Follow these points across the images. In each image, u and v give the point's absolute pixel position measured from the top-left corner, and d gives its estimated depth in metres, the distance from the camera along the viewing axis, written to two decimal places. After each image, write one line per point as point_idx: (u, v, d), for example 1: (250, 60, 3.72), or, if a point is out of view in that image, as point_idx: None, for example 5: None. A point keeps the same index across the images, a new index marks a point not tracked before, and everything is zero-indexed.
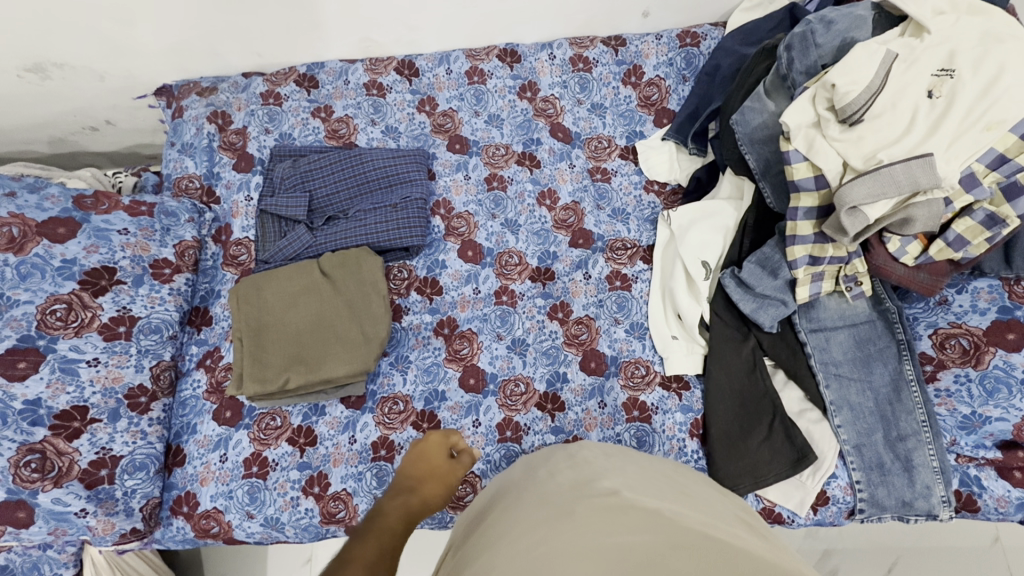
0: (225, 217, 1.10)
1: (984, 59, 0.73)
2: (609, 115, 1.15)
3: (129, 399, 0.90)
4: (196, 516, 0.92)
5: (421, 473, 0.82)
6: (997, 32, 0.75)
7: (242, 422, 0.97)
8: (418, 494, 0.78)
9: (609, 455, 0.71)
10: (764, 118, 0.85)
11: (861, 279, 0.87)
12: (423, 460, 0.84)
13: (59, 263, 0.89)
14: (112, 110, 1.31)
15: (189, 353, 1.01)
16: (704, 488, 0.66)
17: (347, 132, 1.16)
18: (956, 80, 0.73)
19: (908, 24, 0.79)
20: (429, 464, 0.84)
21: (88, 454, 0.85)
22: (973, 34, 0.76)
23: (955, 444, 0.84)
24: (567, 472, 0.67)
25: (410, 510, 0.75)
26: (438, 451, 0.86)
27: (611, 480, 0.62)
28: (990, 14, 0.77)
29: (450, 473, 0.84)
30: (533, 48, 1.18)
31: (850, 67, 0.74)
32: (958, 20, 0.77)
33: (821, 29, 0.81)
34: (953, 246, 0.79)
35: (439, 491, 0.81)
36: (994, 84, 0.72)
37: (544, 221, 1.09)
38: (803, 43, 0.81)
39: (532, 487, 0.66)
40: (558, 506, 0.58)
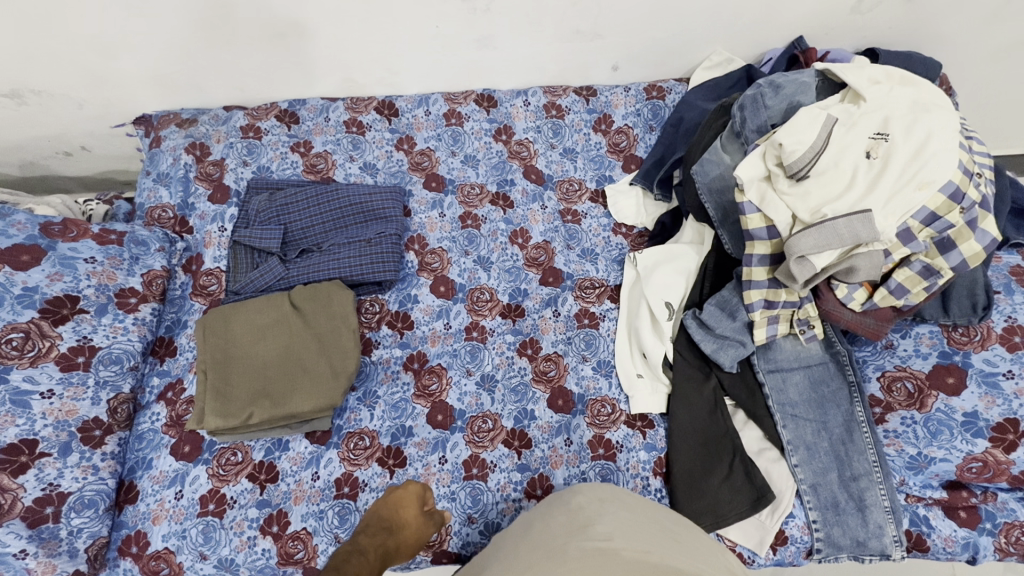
0: (196, 246, 1.10)
1: (915, 125, 0.80)
2: (580, 160, 1.20)
3: (83, 432, 0.87)
4: (146, 557, 0.88)
5: (395, 523, 0.83)
6: (925, 101, 0.82)
7: (201, 457, 0.95)
8: (392, 539, 0.82)
9: (604, 496, 0.72)
10: (720, 170, 0.91)
11: (813, 323, 0.91)
12: (400, 510, 0.85)
13: (19, 291, 0.87)
14: (88, 137, 1.31)
15: (150, 385, 0.99)
16: (689, 534, 0.68)
17: (325, 167, 1.18)
18: (890, 144, 0.79)
19: (847, 91, 0.88)
20: (406, 516, 0.84)
21: (34, 490, 0.81)
22: (904, 102, 0.83)
23: (903, 484, 0.88)
24: (563, 515, 0.69)
25: (384, 553, 0.82)
26: (416, 503, 0.86)
27: (598, 528, 0.64)
28: (919, 85, 0.85)
29: (423, 522, 0.85)
30: (509, 95, 1.24)
31: (795, 129, 0.80)
32: (891, 89, 0.84)
33: (770, 92, 0.88)
34: (895, 294, 0.84)
35: (411, 540, 0.83)
36: (924, 148, 0.78)
37: (516, 259, 1.12)
38: (755, 104, 0.88)
39: (529, 532, 0.69)
40: (546, 557, 0.61)
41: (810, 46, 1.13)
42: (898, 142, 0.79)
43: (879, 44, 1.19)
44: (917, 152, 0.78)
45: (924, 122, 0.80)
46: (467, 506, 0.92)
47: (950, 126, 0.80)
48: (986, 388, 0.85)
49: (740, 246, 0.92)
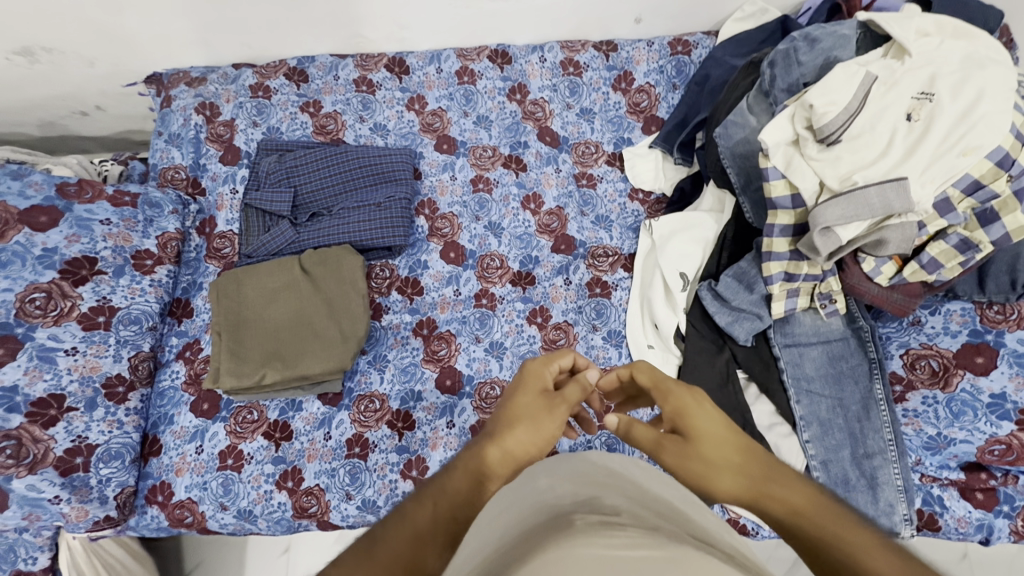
0: (209, 209, 1.11)
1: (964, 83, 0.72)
2: (598, 121, 1.15)
3: (106, 389, 0.91)
4: (171, 506, 0.94)
5: (507, 418, 0.56)
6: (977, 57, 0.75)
7: (219, 415, 0.98)
8: (512, 436, 0.53)
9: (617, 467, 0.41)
10: (745, 133, 0.85)
11: (836, 298, 0.87)
12: (521, 405, 0.57)
13: (40, 252, 0.89)
14: (102, 96, 1.31)
15: (169, 344, 1.02)
16: (722, 514, 0.38)
17: (335, 128, 1.16)
18: (935, 104, 0.73)
19: (891, 45, 0.80)
20: (521, 406, 0.57)
21: (64, 442, 0.86)
22: (955, 58, 0.75)
23: (919, 464, 0.85)
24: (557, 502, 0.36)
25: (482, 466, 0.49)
26: (530, 389, 0.61)
27: (611, 493, 0.36)
28: (974, 39, 0.76)
29: (553, 412, 0.57)
30: (524, 50, 1.17)
31: (828, 89, 0.74)
32: (941, 43, 0.77)
33: (805, 47, 0.82)
34: (927, 268, 0.79)
35: (530, 439, 0.53)
36: (974, 108, 0.71)
37: (527, 226, 1.09)
38: (786, 60, 0.82)
39: (504, 497, 0.41)
40: (507, 520, 0.36)
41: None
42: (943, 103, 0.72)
43: None
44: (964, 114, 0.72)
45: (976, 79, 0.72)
46: None
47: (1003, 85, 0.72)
48: (1017, 369, 0.82)
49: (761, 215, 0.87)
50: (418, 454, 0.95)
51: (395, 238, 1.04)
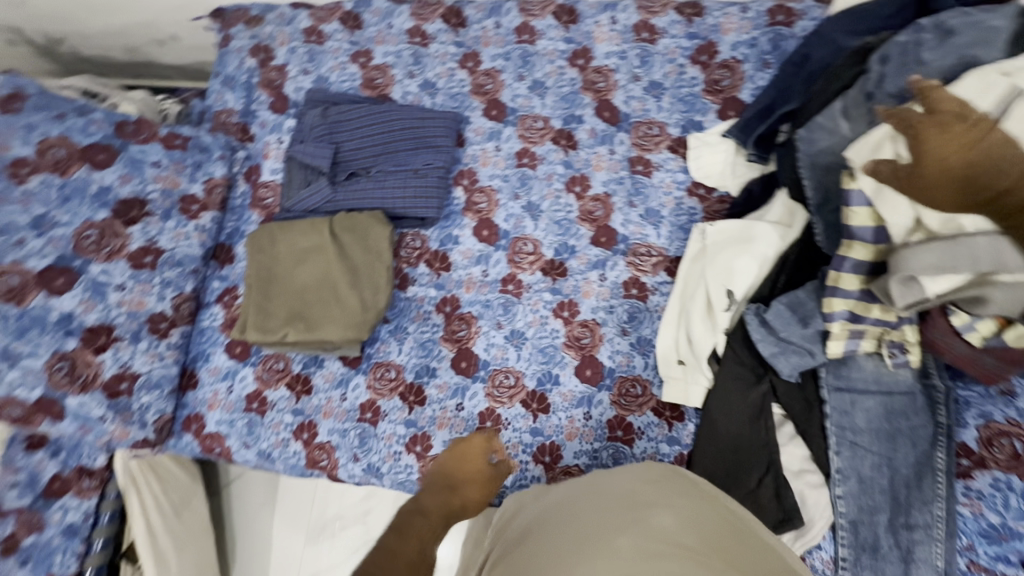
0: (256, 156, 1.11)
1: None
2: (667, 98, 1.01)
3: (151, 324, 0.98)
4: (202, 436, 1.02)
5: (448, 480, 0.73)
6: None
7: (249, 359, 1.04)
8: (456, 498, 0.71)
9: (651, 479, 0.62)
10: (832, 141, 0.73)
11: (910, 349, 0.75)
12: (468, 476, 0.74)
13: (96, 190, 0.94)
14: (174, 26, 1.33)
15: (211, 287, 1.08)
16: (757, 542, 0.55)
17: (383, 82, 1.10)
18: None
19: None
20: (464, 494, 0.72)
21: (112, 367, 0.94)
22: None
23: (970, 549, 0.72)
24: (610, 497, 0.60)
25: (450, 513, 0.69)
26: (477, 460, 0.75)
27: (654, 517, 0.55)
28: None
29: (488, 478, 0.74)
30: (594, 9, 1.04)
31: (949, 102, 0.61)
32: None
33: (932, 42, 0.68)
34: None
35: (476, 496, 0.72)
36: None
37: (569, 211, 1.00)
38: (902, 57, 0.69)
39: (566, 508, 0.61)
40: (573, 537, 0.55)
41: None
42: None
43: None
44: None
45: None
46: None
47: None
48: None
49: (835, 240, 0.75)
50: (424, 431, 0.96)
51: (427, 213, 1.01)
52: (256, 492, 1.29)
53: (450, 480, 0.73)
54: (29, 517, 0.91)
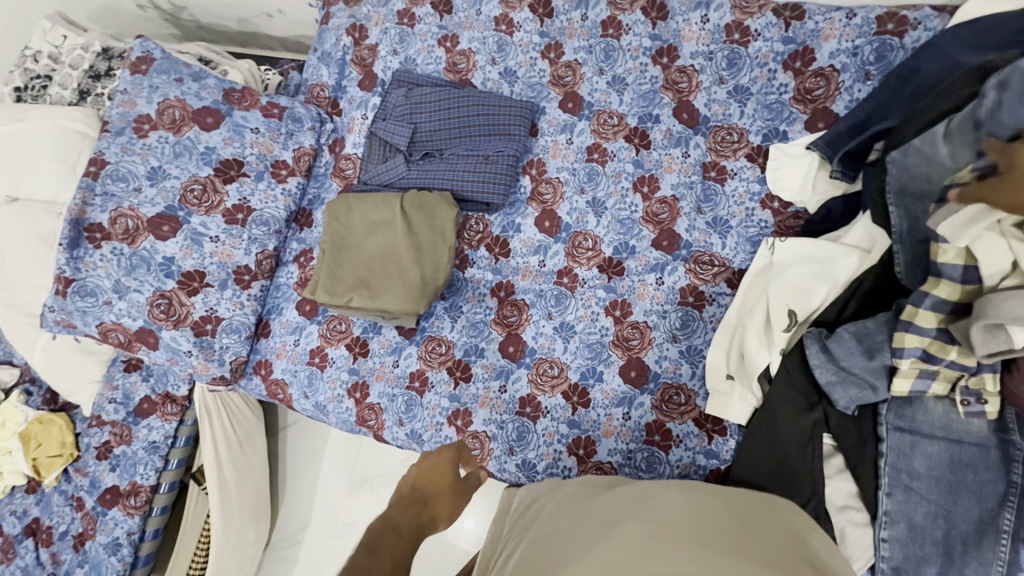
0: (342, 129, 1.18)
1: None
2: (752, 104, 0.97)
3: (236, 274, 1.08)
4: (269, 381, 1.12)
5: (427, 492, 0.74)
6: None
7: (316, 318, 1.12)
8: (427, 511, 0.70)
9: (665, 486, 0.65)
10: (928, 168, 0.68)
11: (988, 399, 0.68)
12: (444, 488, 0.77)
13: (203, 149, 1.05)
14: (284, 2, 1.43)
15: (290, 247, 1.16)
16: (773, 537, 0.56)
17: (466, 67, 1.13)
18: None
19: None
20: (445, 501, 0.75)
21: (200, 309, 1.05)
22: None
23: None
24: (626, 498, 0.62)
25: (420, 529, 0.66)
26: (445, 471, 0.79)
27: (662, 508, 0.58)
28: None
29: (456, 488, 0.79)
30: (686, 6, 1.01)
31: None
32: None
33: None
34: None
35: (451, 508, 0.74)
36: None
37: (633, 210, 1.00)
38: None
39: (581, 503, 0.63)
40: (587, 523, 0.58)
41: None
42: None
43: None
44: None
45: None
46: (512, 438, 0.97)
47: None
48: None
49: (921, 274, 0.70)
50: (466, 407, 1.00)
51: (493, 200, 1.04)
52: (309, 439, 1.40)
53: (424, 491, 0.74)
54: (121, 430, 1.13)
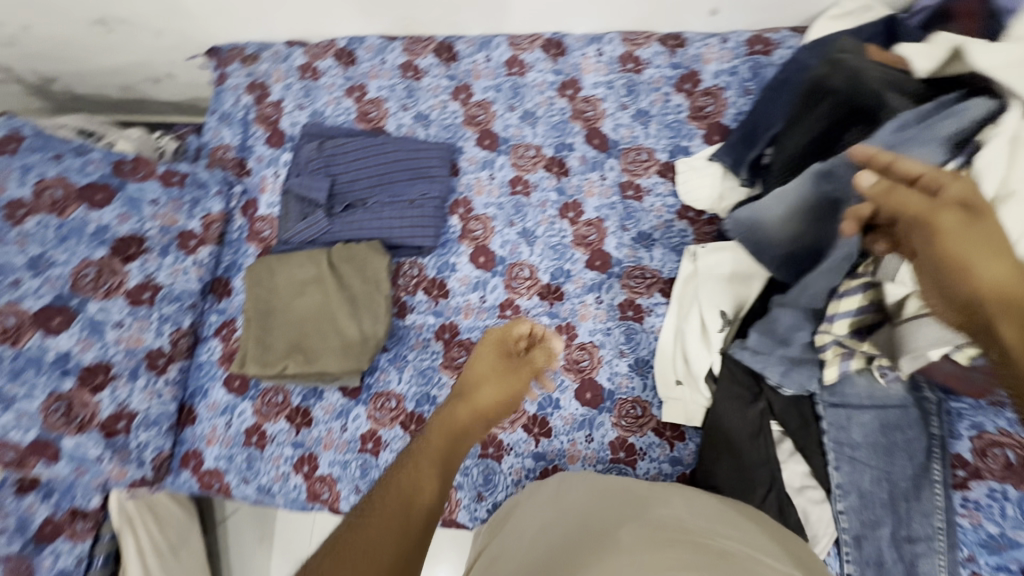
0: (253, 190, 1.13)
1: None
2: (654, 125, 1.04)
3: (149, 360, 0.98)
4: (201, 472, 1.01)
5: (467, 386, 0.69)
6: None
7: (248, 393, 1.03)
8: (462, 410, 0.65)
9: (654, 491, 0.63)
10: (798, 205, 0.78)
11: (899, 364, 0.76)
12: (499, 385, 0.70)
13: (94, 229, 0.95)
14: (171, 65, 1.35)
15: (209, 321, 1.07)
16: (763, 541, 0.55)
17: (377, 115, 1.13)
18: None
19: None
20: (479, 374, 0.71)
21: (109, 407, 0.93)
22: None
23: (971, 561, 0.74)
24: (618, 500, 0.60)
25: (459, 430, 0.63)
26: (491, 354, 0.74)
27: (657, 513, 0.56)
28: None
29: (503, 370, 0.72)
30: (580, 42, 1.08)
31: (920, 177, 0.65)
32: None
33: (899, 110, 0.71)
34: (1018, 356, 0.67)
35: (495, 395, 0.68)
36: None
37: (563, 236, 1.03)
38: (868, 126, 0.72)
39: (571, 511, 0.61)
40: (571, 525, 0.56)
41: None
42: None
43: None
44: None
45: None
46: (478, 484, 0.93)
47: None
48: None
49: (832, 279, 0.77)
50: None
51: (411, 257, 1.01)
52: (251, 530, 1.26)
53: (471, 386, 0.69)
54: (17, 564, 0.89)
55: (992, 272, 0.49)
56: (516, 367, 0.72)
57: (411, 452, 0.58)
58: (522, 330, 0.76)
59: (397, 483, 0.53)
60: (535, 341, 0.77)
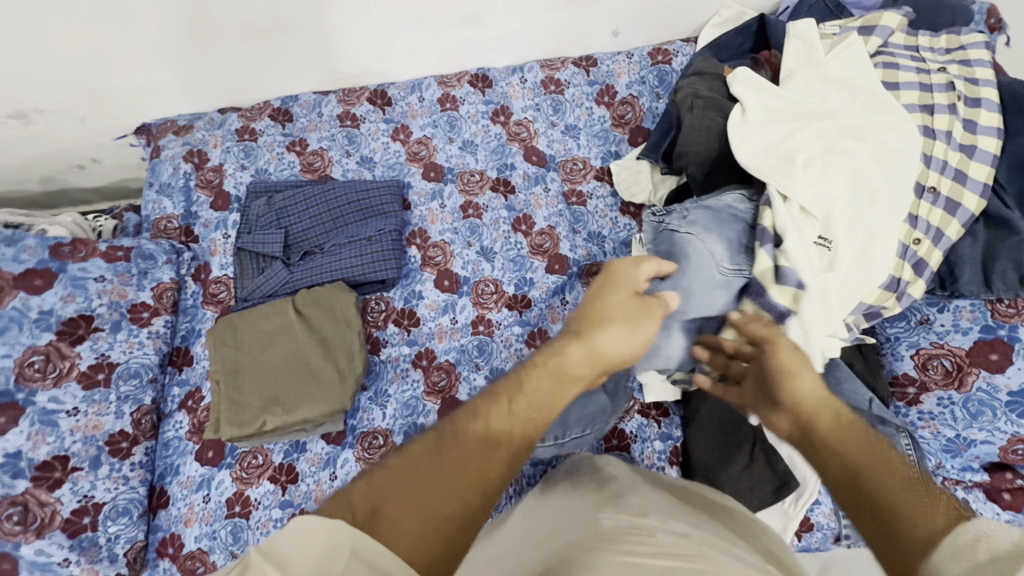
0: (203, 255, 1.11)
1: (834, 149, 0.79)
2: (584, 136, 1.14)
3: (110, 445, 0.91)
4: (182, 558, 0.93)
5: (599, 313, 0.63)
6: (853, 135, 0.80)
7: (224, 462, 0.98)
8: (566, 363, 0.58)
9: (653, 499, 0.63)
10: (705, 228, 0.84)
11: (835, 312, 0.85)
12: (629, 330, 0.62)
13: (36, 315, 0.90)
14: (96, 148, 1.32)
15: (171, 394, 1.02)
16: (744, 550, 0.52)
17: (322, 164, 1.16)
18: (834, 252, 0.77)
19: (781, 130, 0.81)
20: (615, 305, 0.64)
21: (70, 503, 0.86)
22: (851, 146, 0.79)
23: (941, 467, 0.84)
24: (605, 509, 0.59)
25: (558, 389, 0.57)
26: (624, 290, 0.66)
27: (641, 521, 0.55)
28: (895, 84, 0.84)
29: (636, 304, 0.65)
30: (504, 73, 1.18)
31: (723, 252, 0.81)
32: (821, 154, 0.79)
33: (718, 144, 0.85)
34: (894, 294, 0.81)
35: (632, 335, 0.62)
36: (869, 243, 0.76)
37: (520, 248, 1.08)
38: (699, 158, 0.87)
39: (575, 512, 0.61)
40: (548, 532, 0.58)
41: None
42: (809, 171, 0.79)
43: None
44: (846, 189, 0.79)
45: (843, 147, 0.79)
46: None
47: (887, 147, 0.78)
48: None
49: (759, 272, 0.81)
50: None
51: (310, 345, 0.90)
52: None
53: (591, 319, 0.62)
54: None
55: (811, 390, 0.57)
56: (651, 308, 0.65)
57: (503, 389, 0.55)
58: (648, 273, 0.71)
59: (487, 422, 0.52)
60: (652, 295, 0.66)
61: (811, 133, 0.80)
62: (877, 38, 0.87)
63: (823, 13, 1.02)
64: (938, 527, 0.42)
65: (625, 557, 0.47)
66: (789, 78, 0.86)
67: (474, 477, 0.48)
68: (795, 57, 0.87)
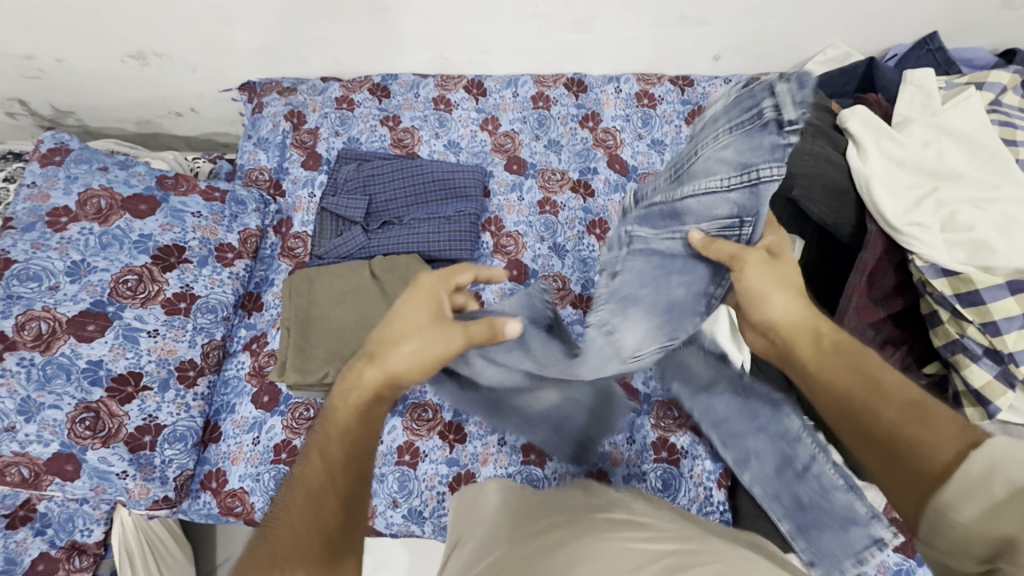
0: (287, 210, 1.16)
1: (956, 218, 0.75)
2: (669, 153, 1.16)
3: (179, 371, 0.95)
4: (223, 493, 0.95)
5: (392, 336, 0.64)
6: (976, 203, 0.76)
7: (277, 409, 0.99)
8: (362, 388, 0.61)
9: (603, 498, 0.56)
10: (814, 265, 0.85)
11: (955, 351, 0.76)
12: (404, 352, 0.62)
13: (136, 238, 0.96)
14: (198, 99, 1.38)
15: (238, 335, 1.06)
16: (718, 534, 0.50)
17: (411, 142, 1.21)
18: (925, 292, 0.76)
19: (900, 180, 0.79)
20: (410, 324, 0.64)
21: (136, 419, 0.90)
22: (975, 203, 0.76)
23: None
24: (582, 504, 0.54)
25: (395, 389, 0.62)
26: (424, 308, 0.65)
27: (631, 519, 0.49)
28: (1013, 140, 0.82)
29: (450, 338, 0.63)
30: (600, 81, 1.21)
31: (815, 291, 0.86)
32: (938, 211, 0.76)
33: (833, 176, 0.80)
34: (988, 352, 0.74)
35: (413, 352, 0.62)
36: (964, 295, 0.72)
37: (592, 250, 1.10)
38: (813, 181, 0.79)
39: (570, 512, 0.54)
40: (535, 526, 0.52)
41: (944, 46, 1.04)
42: (930, 234, 0.74)
43: (1014, 43, 1.11)
44: (959, 249, 0.74)
45: (965, 214, 0.75)
46: None
47: (1006, 217, 0.74)
48: None
49: (864, 313, 0.77)
50: (468, 468, 0.95)
51: (771, 168, 0.61)
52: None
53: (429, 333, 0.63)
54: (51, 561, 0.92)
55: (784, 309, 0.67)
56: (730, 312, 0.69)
57: (349, 388, 0.62)
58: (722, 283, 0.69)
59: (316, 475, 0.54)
60: (494, 327, 0.65)
61: (928, 189, 0.77)
62: (990, 93, 0.87)
63: (930, 65, 1.04)
64: (953, 454, 0.47)
65: (628, 545, 0.43)
66: (905, 124, 0.84)
67: (325, 495, 0.52)
68: (910, 104, 0.87)
